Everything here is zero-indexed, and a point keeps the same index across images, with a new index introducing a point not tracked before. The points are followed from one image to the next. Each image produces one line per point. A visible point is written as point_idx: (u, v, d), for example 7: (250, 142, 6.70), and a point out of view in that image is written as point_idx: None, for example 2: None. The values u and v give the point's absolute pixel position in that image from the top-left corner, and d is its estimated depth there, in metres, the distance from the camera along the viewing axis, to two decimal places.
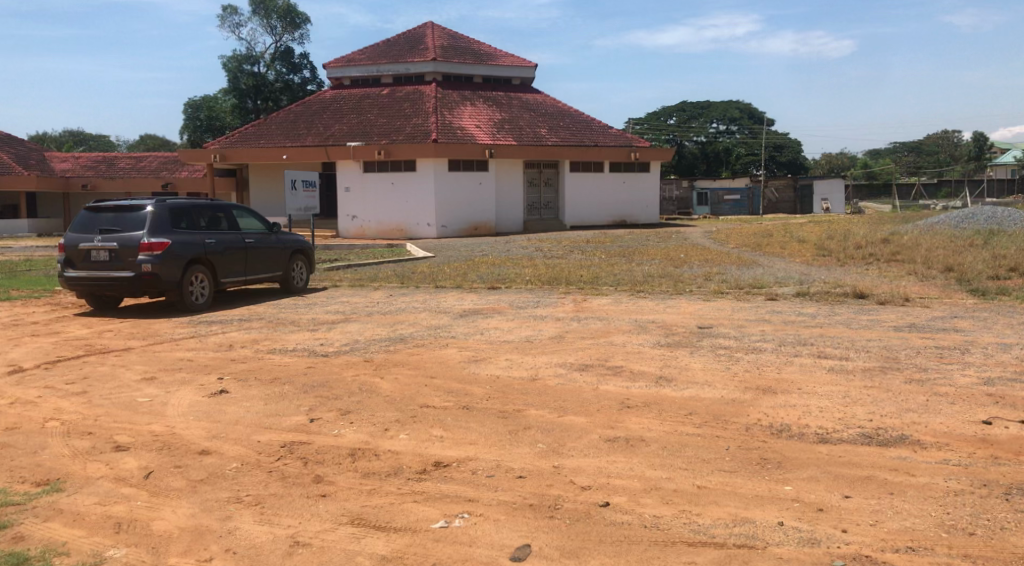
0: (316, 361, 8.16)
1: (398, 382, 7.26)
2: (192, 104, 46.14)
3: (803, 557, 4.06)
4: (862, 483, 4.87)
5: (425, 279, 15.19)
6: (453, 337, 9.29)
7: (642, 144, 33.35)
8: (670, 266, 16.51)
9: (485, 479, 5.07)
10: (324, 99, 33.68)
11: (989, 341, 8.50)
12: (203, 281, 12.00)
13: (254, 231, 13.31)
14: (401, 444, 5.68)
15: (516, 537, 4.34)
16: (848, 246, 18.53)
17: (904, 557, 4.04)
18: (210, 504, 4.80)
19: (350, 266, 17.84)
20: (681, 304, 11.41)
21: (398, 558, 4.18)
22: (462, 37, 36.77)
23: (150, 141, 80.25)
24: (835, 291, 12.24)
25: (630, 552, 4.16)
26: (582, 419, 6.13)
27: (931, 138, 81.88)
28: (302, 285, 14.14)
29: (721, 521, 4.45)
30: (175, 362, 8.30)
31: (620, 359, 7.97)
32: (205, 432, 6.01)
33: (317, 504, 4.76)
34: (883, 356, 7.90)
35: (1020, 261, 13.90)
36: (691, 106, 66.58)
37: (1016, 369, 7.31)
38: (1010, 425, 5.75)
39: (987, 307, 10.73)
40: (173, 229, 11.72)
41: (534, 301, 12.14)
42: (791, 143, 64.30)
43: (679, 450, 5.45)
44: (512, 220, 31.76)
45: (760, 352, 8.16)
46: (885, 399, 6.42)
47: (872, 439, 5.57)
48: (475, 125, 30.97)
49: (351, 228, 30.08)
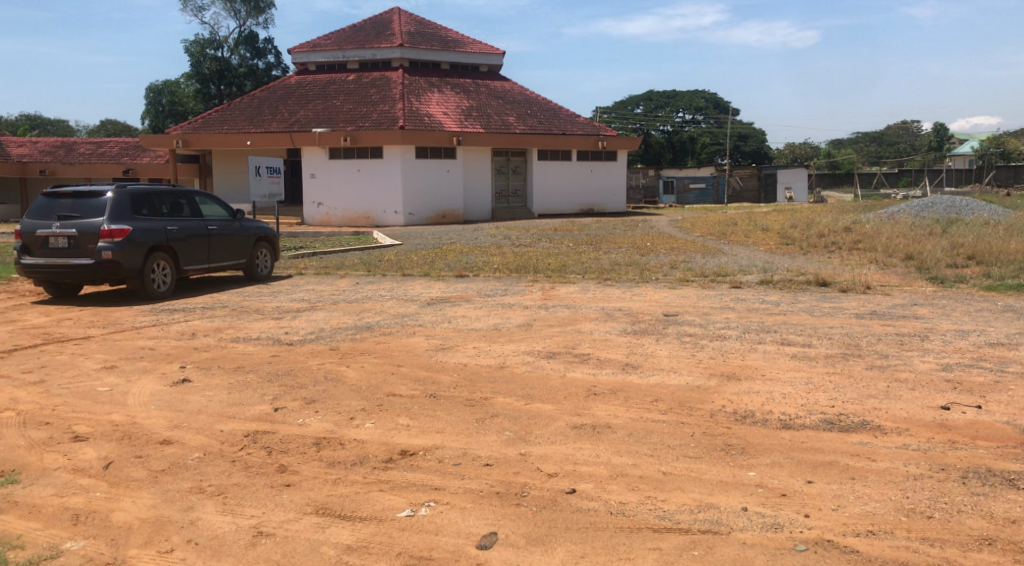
0: (280, 350, 8.05)
1: (363, 371, 7.20)
2: (153, 88, 44.59)
3: (766, 542, 4.11)
4: (824, 468, 4.93)
5: (393, 266, 15.08)
6: (420, 325, 9.25)
7: (609, 132, 33.33)
8: (638, 254, 16.67)
9: (451, 467, 5.05)
10: (289, 84, 33.20)
11: (947, 328, 8.67)
12: (165, 268, 11.80)
13: (217, 219, 13.09)
14: (367, 433, 5.64)
15: (482, 525, 4.33)
16: (812, 234, 18.79)
17: (864, 541, 4.10)
18: (171, 495, 4.72)
19: (316, 254, 17.65)
20: (647, 292, 11.50)
21: (364, 547, 4.15)
22: (428, 23, 36.48)
23: (112, 127, 78.33)
24: (798, 279, 12.39)
25: (595, 539, 4.18)
26: (549, 407, 6.13)
27: (891, 129, 83.42)
28: (267, 273, 13.99)
29: (685, 507, 4.48)
30: (136, 351, 8.14)
31: (588, 347, 7.99)
32: (167, 422, 5.91)
33: (281, 494, 4.71)
34: (844, 343, 8.02)
35: (978, 249, 14.20)
36: (658, 94, 66.32)
37: (973, 355, 7.47)
38: (967, 411, 5.87)
39: (945, 295, 10.98)
40: (135, 216, 11.49)
41: (502, 289, 12.10)
42: (755, 132, 65.65)
43: (645, 437, 5.48)
44: (481, 207, 31.69)
45: (724, 339, 8.24)
46: (847, 385, 6.53)
47: (833, 425, 5.65)
48: (442, 112, 30.77)
49: (317, 215, 29.84)
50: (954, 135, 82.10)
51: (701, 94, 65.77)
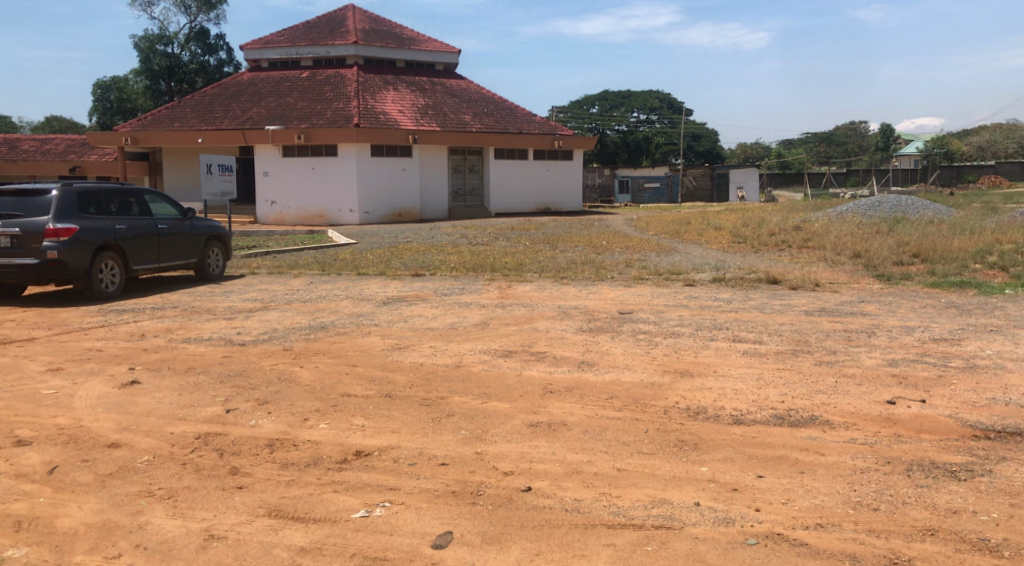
0: (233, 350, 7.93)
1: (317, 371, 7.13)
2: (100, 84, 43.78)
3: (717, 536, 4.17)
4: (775, 463, 5.03)
5: (348, 266, 14.92)
6: (376, 324, 9.19)
7: (565, 131, 33.47)
8: (594, 253, 16.76)
9: (406, 467, 5.03)
10: (241, 81, 32.70)
11: (893, 324, 8.90)
12: (113, 268, 11.53)
13: (167, 218, 12.83)
14: (320, 434, 5.58)
15: (437, 525, 4.32)
16: (763, 233, 19.12)
17: (813, 534, 4.19)
18: (119, 499, 4.62)
19: (269, 253, 17.36)
20: (602, 290, 11.60)
21: (317, 549, 4.11)
22: (383, 21, 36.27)
23: (59, 124, 76.20)
24: (749, 277, 12.59)
25: (550, 536, 4.20)
26: (505, 405, 6.15)
27: (840, 130, 85.23)
28: (218, 273, 13.76)
29: (639, 502, 4.53)
30: (82, 353, 7.94)
31: (544, 345, 8.03)
32: (115, 425, 5.77)
33: (233, 496, 4.64)
34: (794, 339, 8.17)
35: (923, 247, 14.57)
36: (613, 94, 67.50)
37: (917, 350, 7.67)
38: (912, 405, 6.03)
39: (891, 292, 11.25)
40: (81, 214, 11.21)
41: (459, 288, 12.06)
42: (708, 133, 66.60)
43: (600, 434, 5.52)
44: (438, 206, 31.56)
45: (678, 336, 8.35)
46: (797, 380, 6.66)
47: (783, 419, 5.76)
48: (398, 110, 30.61)
49: (270, 214, 29.45)
50: (900, 136, 84.27)
51: (655, 95, 66.50)
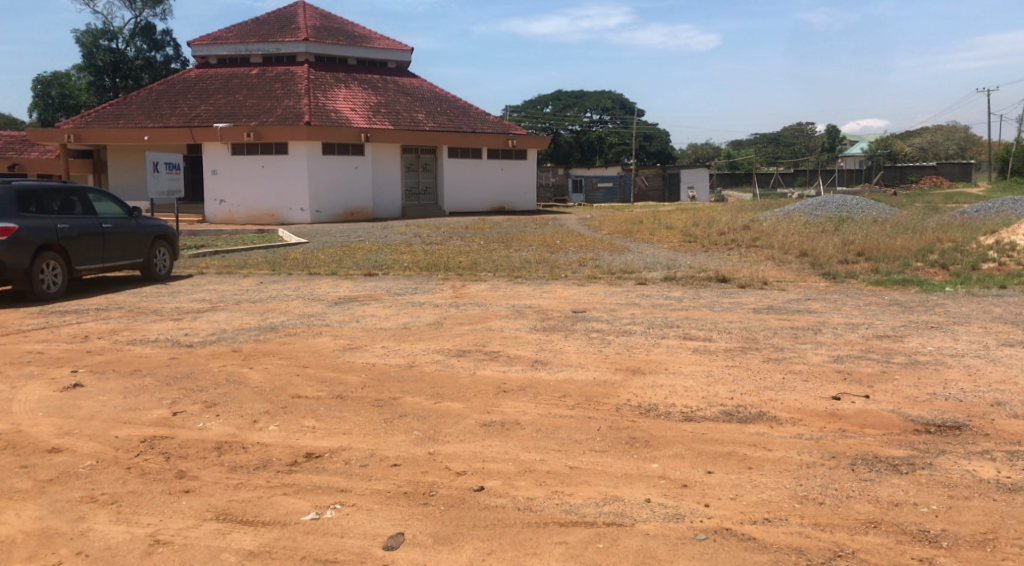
0: (180, 352, 7.76)
1: (268, 372, 7.03)
2: (40, 80, 42.76)
3: (667, 532, 4.22)
4: (724, 459, 5.10)
5: (299, 265, 14.70)
6: (328, 325, 9.10)
7: (519, 131, 33.53)
8: (547, 252, 16.80)
9: (358, 468, 4.98)
10: (189, 78, 32.07)
11: (839, 321, 9.11)
12: (56, 268, 11.21)
13: (112, 216, 12.52)
14: (270, 436, 5.50)
15: (389, 526, 4.29)
16: (713, 232, 19.40)
17: (760, 528, 4.26)
18: (60, 505, 4.49)
19: (218, 253, 17.04)
20: (556, 289, 11.64)
21: (266, 552, 4.05)
22: (334, 18, 35.89)
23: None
24: (699, 275, 12.76)
25: (502, 535, 4.20)
26: (458, 405, 6.13)
27: (788, 130, 86.89)
28: (165, 273, 13.48)
29: (591, 500, 4.56)
30: (22, 356, 7.69)
31: (497, 344, 8.03)
32: (57, 429, 5.61)
33: (179, 500, 4.55)
34: (743, 336, 8.31)
35: (867, 245, 14.94)
36: (566, 94, 67.52)
37: (861, 347, 7.85)
38: (856, 400, 6.18)
39: (836, 289, 11.50)
40: (21, 213, 10.87)
41: (412, 288, 11.99)
42: (660, 133, 67.28)
43: (553, 432, 5.55)
44: (391, 205, 31.35)
45: (630, 334, 8.42)
46: (745, 377, 6.77)
47: (732, 416, 5.85)
48: (350, 108, 30.33)
49: (220, 213, 28.93)
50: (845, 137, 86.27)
51: (607, 95, 66.84)
